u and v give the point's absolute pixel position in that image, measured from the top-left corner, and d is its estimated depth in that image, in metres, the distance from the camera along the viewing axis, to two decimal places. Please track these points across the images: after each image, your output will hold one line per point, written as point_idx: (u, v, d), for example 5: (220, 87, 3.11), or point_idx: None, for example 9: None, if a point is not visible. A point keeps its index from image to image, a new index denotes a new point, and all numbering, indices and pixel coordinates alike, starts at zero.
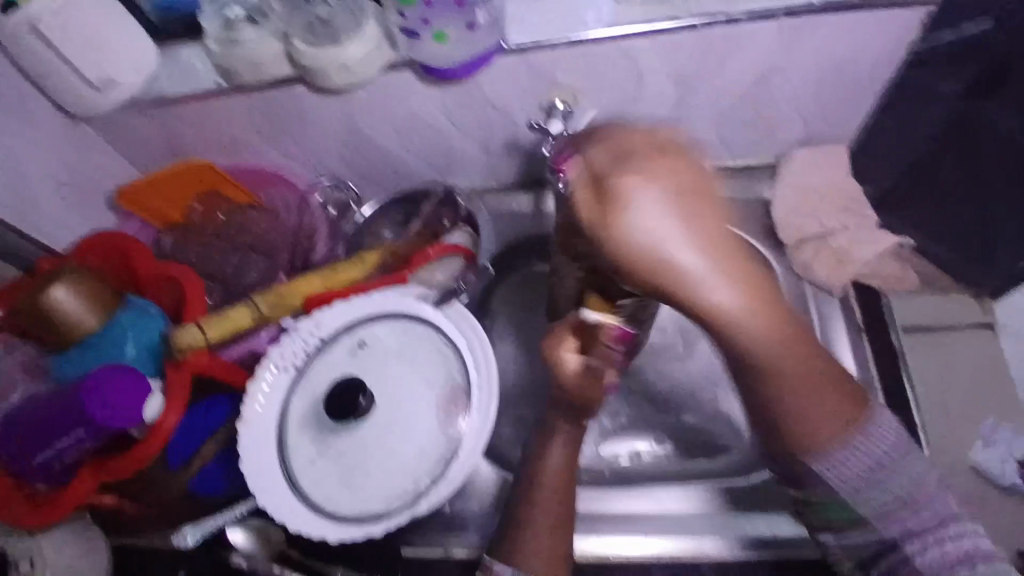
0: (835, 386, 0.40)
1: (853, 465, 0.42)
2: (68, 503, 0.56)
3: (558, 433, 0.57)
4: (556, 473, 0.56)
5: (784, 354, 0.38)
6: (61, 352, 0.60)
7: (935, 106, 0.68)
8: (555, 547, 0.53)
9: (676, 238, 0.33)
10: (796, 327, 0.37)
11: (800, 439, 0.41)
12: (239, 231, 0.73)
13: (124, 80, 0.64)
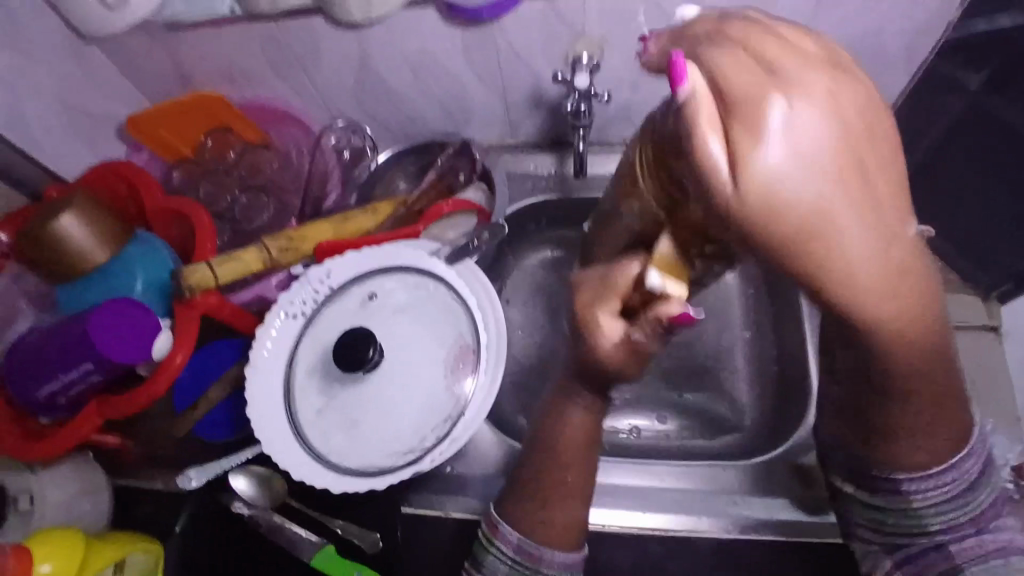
0: (949, 405, 0.45)
1: (949, 477, 0.48)
2: (71, 438, 0.56)
3: (575, 403, 0.55)
4: (570, 453, 0.55)
5: (912, 348, 0.39)
6: (68, 284, 0.60)
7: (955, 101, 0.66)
8: (563, 520, 0.54)
9: (835, 195, 0.29)
10: (937, 325, 0.38)
11: (884, 419, 0.47)
12: (250, 170, 0.72)
13: (138, 5, 0.59)
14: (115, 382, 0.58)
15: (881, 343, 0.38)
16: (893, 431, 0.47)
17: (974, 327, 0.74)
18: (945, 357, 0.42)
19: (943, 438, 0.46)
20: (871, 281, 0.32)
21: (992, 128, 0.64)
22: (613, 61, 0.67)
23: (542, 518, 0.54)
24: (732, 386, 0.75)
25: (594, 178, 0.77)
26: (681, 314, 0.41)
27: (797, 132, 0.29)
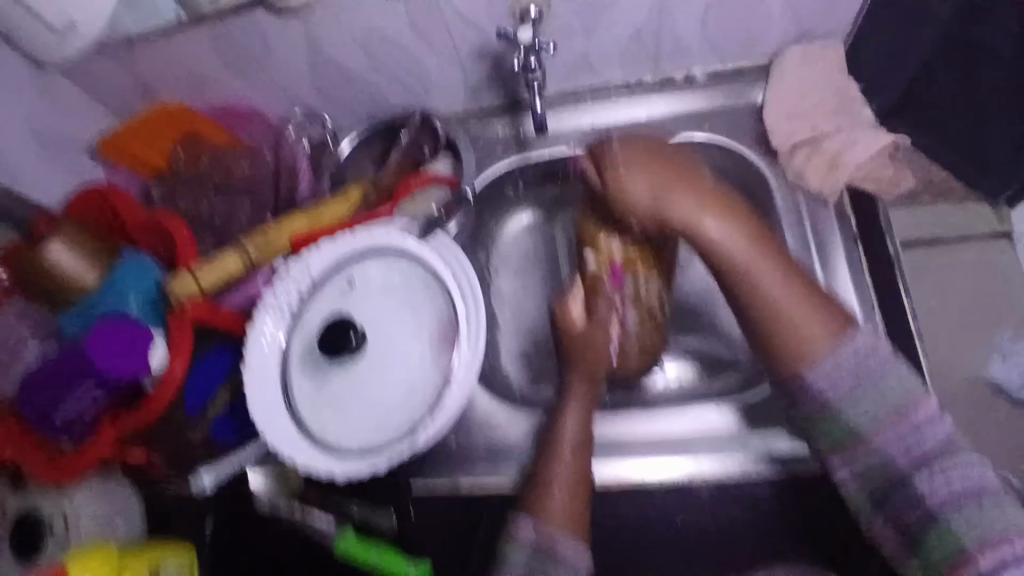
0: (809, 306, 0.53)
1: (841, 380, 0.52)
2: (93, 455, 0.59)
3: (571, 413, 0.60)
4: (570, 434, 0.59)
5: (784, 291, 0.53)
6: (67, 312, 0.62)
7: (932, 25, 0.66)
8: (571, 501, 0.55)
9: (658, 192, 0.56)
10: (783, 256, 0.54)
11: (789, 352, 0.53)
12: (220, 171, 0.70)
13: (87, 22, 0.60)
14: (124, 400, 0.61)
15: (771, 305, 0.53)
16: (773, 318, 0.53)
17: (981, 238, 0.77)
18: (814, 305, 0.53)
19: (812, 318, 0.53)
20: (726, 246, 0.54)
21: (975, 53, 0.64)
22: (561, 13, 0.67)
23: (547, 503, 0.55)
24: (724, 326, 0.75)
25: (560, 132, 0.77)
26: (615, 270, 0.63)
27: (644, 177, 0.56)
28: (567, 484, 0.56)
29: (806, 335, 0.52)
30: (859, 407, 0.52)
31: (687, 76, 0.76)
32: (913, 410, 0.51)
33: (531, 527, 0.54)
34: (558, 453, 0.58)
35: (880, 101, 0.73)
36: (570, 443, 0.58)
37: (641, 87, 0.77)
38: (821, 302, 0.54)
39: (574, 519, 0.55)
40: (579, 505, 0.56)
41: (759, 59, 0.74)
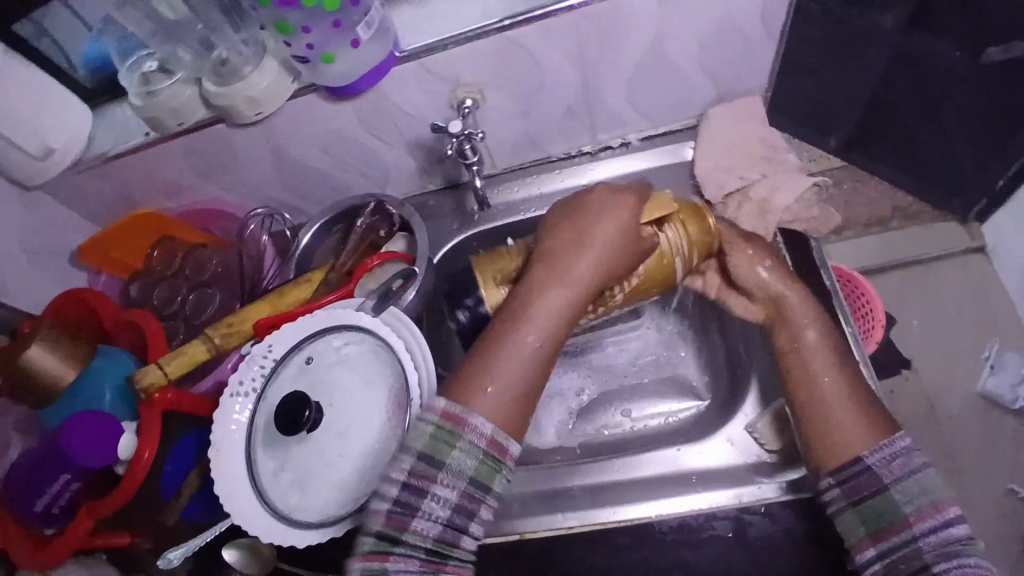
0: (857, 408, 0.58)
1: (899, 462, 0.55)
2: (67, 544, 0.61)
3: (550, 298, 0.62)
4: (549, 319, 0.61)
5: (835, 392, 0.60)
6: (48, 406, 0.66)
7: (875, 48, 0.72)
8: (508, 408, 0.57)
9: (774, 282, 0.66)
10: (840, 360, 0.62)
11: (836, 449, 0.57)
12: (195, 268, 0.78)
13: (65, 148, 0.68)
14: (98, 488, 0.64)
15: (817, 389, 0.60)
16: (837, 433, 0.57)
17: (957, 255, 0.93)
18: (874, 415, 0.58)
19: (857, 421, 0.57)
20: (816, 338, 0.63)
21: (924, 64, 0.71)
22: (498, 101, 0.73)
23: (487, 397, 0.57)
24: (684, 371, 0.79)
25: (513, 203, 0.82)
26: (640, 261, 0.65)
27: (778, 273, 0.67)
28: (519, 381, 0.58)
29: (848, 430, 0.57)
30: (902, 486, 0.54)
31: (623, 141, 0.81)
32: (944, 506, 0.53)
33: (487, 426, 0.55)
34: (519, 342, 0.59)
35: (837, 136, 0.88)
36: (541, 334, 0.60)
37: (584, 156, 0.82)
38: (876, 413, 0.58)
39: (522, 415, 0.58)
40: (523, 398, 0.58)
41: (689, 120, 0.79)
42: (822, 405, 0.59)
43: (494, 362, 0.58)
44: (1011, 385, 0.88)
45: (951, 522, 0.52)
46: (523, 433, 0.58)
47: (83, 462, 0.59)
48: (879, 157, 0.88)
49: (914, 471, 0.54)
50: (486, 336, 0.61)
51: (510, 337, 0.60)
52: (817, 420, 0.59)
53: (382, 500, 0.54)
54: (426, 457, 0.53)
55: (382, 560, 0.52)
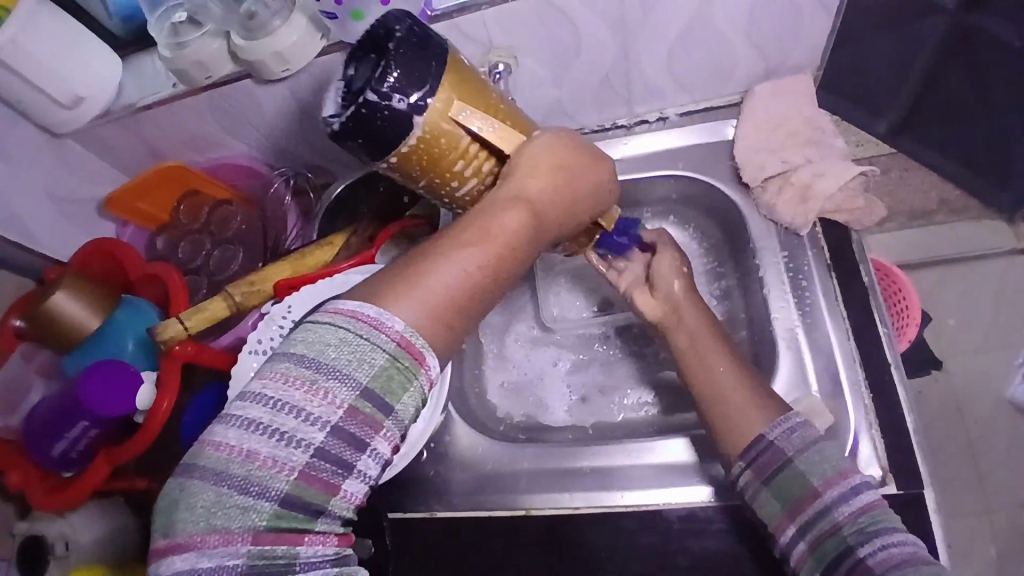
0: (756, 391, 0.57)
1: (797, 435, 0.52)
2: (85, 487, 0.63)
3: (508, 209, 0.48)
4: (500, 230, 0.47)
5: (731, 382, 0.58)
6: (72, 352, 0.67)
7: (930, 23, 0.63)
8: (434, 307, 0.43)
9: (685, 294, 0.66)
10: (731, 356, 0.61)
11: (736, 431, 0.55)
12: (219, 224, 0.79)
13: (92, 96, 0.68)
14: (117, 435, 0.65)
15: (708, 376, 0.60)
16: (721, 417, 0.57)
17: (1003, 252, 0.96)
18: (766, 393, 0.57)
19: (742, 399, 0.57)
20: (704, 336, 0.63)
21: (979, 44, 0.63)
22: (531, 66, 0.70)
23: (431, 300, 0.44)
24: None
25: None
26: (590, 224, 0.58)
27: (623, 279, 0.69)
28: (454, 290, 0.45)
29: (750, 418, 0.55)
30: (806, 458, 0.50)
31: (660, 116, 0.78)
32: (851, 473, 0.49)
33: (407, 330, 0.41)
34: (461, 248, 0.46)
35: (888, 119, 0.76)
36: (491, 238, 0.47)
37: (618, 129, 0.79)
38: (769, 393, 0.57)
39: (451, 326, 0.44)
40: (452, 307, 0.44)
41: (730, 96, 0.76)
42: (724, 392, 0.58)
43: (436, 272, 0.45)
44: None
45: (861, 490, 0.48)
46: (450, 347, 0.45)
47: (104, 409, 0.60)
48: (933, 139, 0.77)
49: (814, 442, 0.51)
50: (404, 260, 0.47)
51: (458, 245, 0.46)
52: (725, 414, 0.57)
53: (297, 447, 0.38)
54: (372, 394, 0.40)
55: (292, 540, 0.39)
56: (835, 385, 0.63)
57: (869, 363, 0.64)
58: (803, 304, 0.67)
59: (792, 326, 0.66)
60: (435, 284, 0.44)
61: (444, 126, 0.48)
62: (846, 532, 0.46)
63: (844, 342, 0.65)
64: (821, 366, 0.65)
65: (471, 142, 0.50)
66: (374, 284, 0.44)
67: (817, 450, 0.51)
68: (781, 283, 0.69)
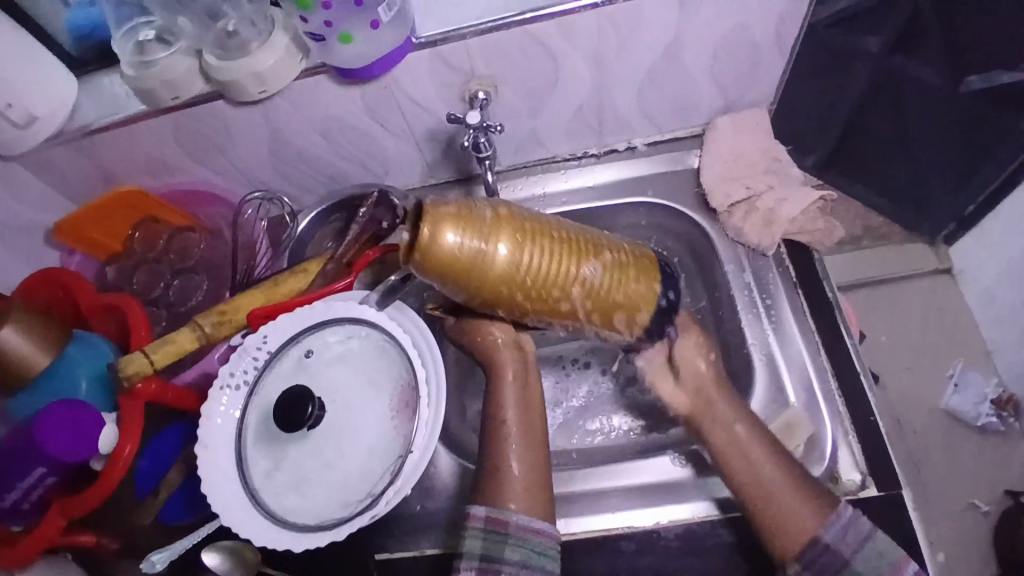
0: (809, 491, 0.57)
1: (852, 533, 0.54)
2: (38, 543, 0.58)
3: (506, 365, 0.64)
4: (515, 386, 0.64)
5: (782, 480, 0.58)
6: (14, 395, 0.61)
7: (860, 66, 0.70)
8: (529, 506, 0.58)
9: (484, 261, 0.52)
10: (759, 434, 0.61)
11: (785, 521, 0.56)
12: (180, 253, 0.75)
13: (48, 115, 0.65)
14: (71, 482, 0.60)
15: (758, 481, 0.58)
16: (778, 529, 0.56)
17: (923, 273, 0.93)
18: (817, 491, 0.57)
19: (801, 507, 0.56)
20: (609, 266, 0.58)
21: (905, 86, 0.69)
22: (508, 96, 0.71)
23: (509, 485, 0.58)
24: None
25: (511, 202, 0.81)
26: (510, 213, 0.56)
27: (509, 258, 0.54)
28: (527, 455, 0.60)
29: (802, 522, 0.55)
30: (863, 556, 0.53)
31: (629, 146, 0.80)
32: (904, 564, 0.53)
33: (481, 509, 0.57)
34: (502, 426, 0.62)
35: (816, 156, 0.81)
36: (514, 407, 0.63)
37: (589, 158, 0.81)
38: (815, 487, 0.57)
39: (538, 487, 0.59)
40: (533, 470, 0.60)
41: (694, 129, 0.79)
42: (785, 500, 0.56)
43: (498, 454, 0.60)
44: (975, 404, 0.89)
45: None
46: (546, 504, 0.59)
47: (60, 454, 0.55)
48: (853, 173, 0.82)
49: (866, 538, 0.54)
50: (479, 470, 0.61)
51: (493, 413, 0.63)
52: (768, 517, 0.57)
53: None
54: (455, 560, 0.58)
55: None
56: (810, 396, 0.67)
57: (840, 375, 0.68)
58: (772, 320, 0.71)
59: (765, 343, 0.70)
60: (497, 470, 0.59)
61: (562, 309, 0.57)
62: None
63: (815, 354, 0.69)
64: (794, 381, 0.68)
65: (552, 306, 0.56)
66: (473, 499, 0.60)
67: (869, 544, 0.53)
68: (751, 303, 0.72)
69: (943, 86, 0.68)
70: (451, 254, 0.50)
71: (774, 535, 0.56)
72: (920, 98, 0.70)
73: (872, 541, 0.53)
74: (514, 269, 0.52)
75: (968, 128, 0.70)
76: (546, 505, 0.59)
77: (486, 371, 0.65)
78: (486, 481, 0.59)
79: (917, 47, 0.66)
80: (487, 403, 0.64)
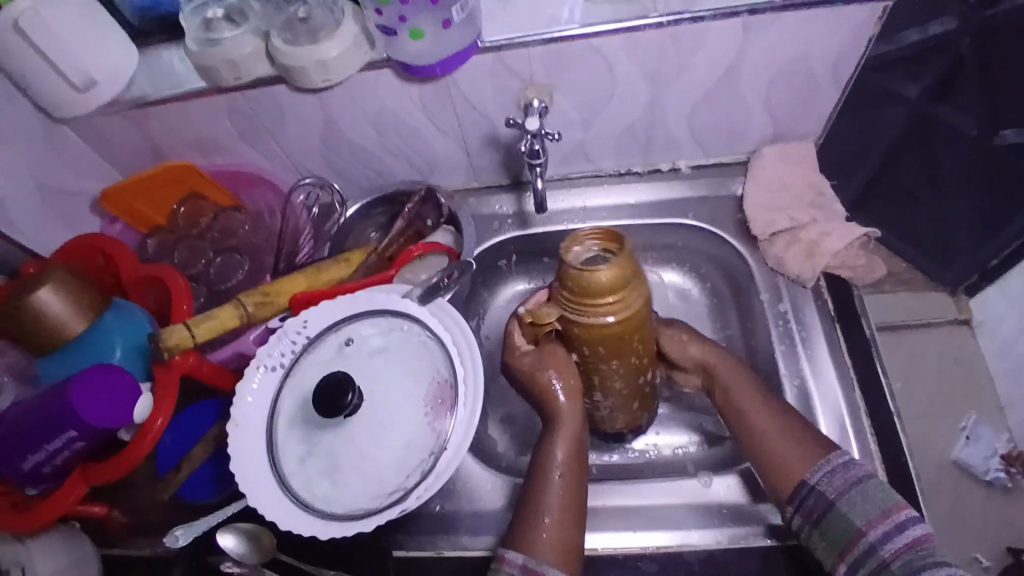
0: (803, 433, 0.60)
1: (841, 477, 0.56)
2: (57, 507, 0.57)
3: (564, 421, 0.63)
4: (570, 446, 0.62)
5: (767, 409, 0.62)
6: (49, 356, 0.61)
7: (894, 110, 0.81)
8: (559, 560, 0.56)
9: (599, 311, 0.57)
10: (742, 374, 0.66)
11: (768, 450, 0.60)
12: (223, 232, 0.75)
13: (107, 82, 0.65)
14: (97, 450, 0.60)
15: (751, 423, 0.62)
16: (772, 463, 0.60)
17: (944, 324, 0.93)
18: (811, 433, 0.60)
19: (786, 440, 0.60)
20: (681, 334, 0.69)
21: (937, 133, 0.80)
22: (563, 106, 0.72)
23: (541, 537, 0.57)
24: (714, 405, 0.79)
25: (554, 213, 0.82)
26: None
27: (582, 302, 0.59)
28: (565, 512, 0.59)
29: (798, 458, 0.59)
30: (846, 501, 0.54)
31: (673, 167, 0.81)
32: (895, 511, 0.53)
33: (519, 556, 0.55)
34: (548, 477, 0.61)
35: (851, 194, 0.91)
36: (563, 462, 0.61)
37: (632, 175, 0.82)
38: (810, 429, 0.61)
39: (569, 549, 0.57)
40: (568, 535, 0.58)
41: (740, 155, 0.80)
42: (768, 431, 0.61)
43: (538, 504, 0.59)
44: (985, 458, 0.85)
45: (914, 526, 0.52)
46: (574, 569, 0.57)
47: (94, 420, 0.55)
48: (885, 212, 0.90)
49: (859, 480, 0.55)
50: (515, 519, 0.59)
51: (541, 467, 0.62)
52: (761, 448, 0.61)
53: None
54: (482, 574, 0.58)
55: None
56: (843, 432, 0.67)
57: (874, 414, 0.67)
58: (806, 351, 0.72)
59: (798, 374, 0.71)
60: (532, 523, 0.58)
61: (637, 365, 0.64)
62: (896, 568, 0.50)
63: (849, 390, 0.69)
64: (827, 416, 0.68)
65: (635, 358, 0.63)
66: (507, 540, 0.59)
67: (858, 488, 0.54)
68: (787, 335, 0.73)
69: (975, 133, 0.77)
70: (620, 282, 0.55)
71: (765, 475, 0.60)
72: (948, 141, 0.80)
73: (864, 483, 0.55)
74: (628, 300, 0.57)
75: (996, 179, 0.78)
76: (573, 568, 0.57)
77: (545, 426, 0.65)
78: (518, 533, 0.58)
79: (951, 99, 0.76)
80: (536, 452, 0.64)
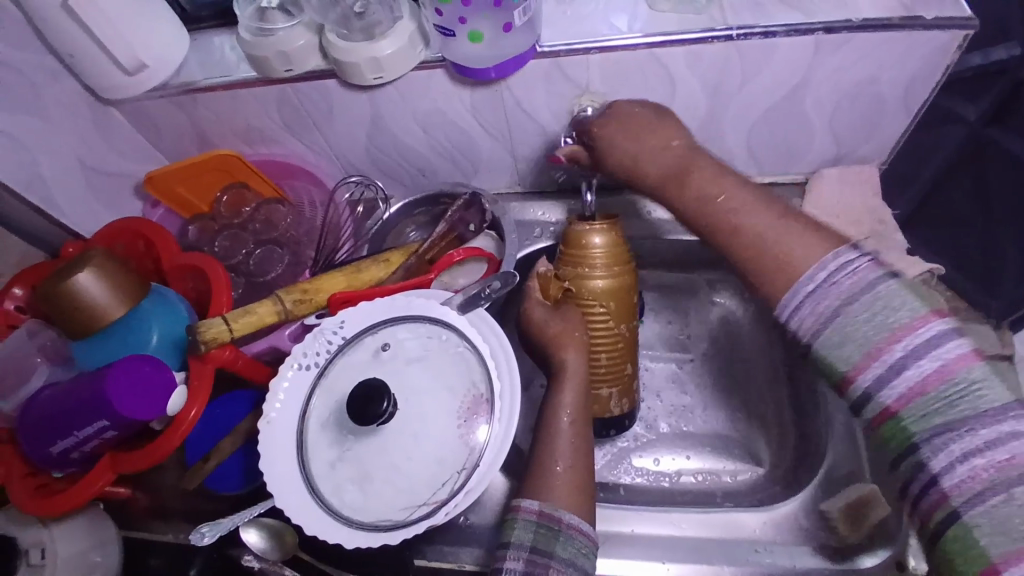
0: (802, 226, 0.52)
1: (849, 278, 0.46)
2: (83, 493, 0.57)
3: (568, 373, 0.62)
4: (574, 397, 0.61)
5: (770, 219, 0.54)
6: (84, 339, 0.61)
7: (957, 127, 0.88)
8: (568, 505, 0.54)
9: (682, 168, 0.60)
10: (784, 216, 0.54)
11: (769, 261, 0.52)
12: (265, 223, 0.75)
13: (156, 67, 0.64)
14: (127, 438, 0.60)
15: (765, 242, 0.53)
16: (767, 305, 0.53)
17: None
18: (814, 227, 0.53)
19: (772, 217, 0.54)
20: (717, 195, 0.57)
21: (995, 157, 0.87)
22: None
23: (554, 484, 0.55)
24: (749, 432, 0.77)
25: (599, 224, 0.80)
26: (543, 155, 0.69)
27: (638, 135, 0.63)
28: (578, 456, 0.58)
29: (805, 250, 0.50)
30: (824, 343, 0.46)
31: None
32: (921, 324, 0.43)
33: (534, 502, 0.53)
34: (557, 425, 0.60)
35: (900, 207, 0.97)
36: (571, 408, 0.60)
37: None
38: (820, 226, 0.53)
39: (584, 495, 0.55)
40: (580, 482, 0.56)
41: (796, 176, 0.77)
42: (756, 227, 0.54)
43: (547, 452, 0.58)
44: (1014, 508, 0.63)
45: (937, 345, 0.43)
46: (588, 515, 0.55)
47: (125, 410, 0.54)
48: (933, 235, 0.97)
49: (862, 292, 0.45)
50: (531, 471, 0.57)
51: (552, 416, 0.61)
52: (743, 246, 0.55)
53: None
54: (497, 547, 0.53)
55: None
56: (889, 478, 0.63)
57: None
58: None
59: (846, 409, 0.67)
60: (543, 472, 0.56)
61: (630, 336, 0.67)
62: (908, 420, 0.43)
63: None
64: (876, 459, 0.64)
65: (629, 330, 0.66)
66: (519, 494, 0.56)
67: (861, 307, 0.45)
68: None
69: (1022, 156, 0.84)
70: (615, 246, 0.63)
71: (764, 273, 0.52)
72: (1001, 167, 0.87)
73: (848, 315, 0.45)
74: (625, 263, 0.64)
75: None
76: (587, 514, 0.55)
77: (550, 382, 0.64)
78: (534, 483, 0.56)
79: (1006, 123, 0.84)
80: (544, 409, 0.62)
